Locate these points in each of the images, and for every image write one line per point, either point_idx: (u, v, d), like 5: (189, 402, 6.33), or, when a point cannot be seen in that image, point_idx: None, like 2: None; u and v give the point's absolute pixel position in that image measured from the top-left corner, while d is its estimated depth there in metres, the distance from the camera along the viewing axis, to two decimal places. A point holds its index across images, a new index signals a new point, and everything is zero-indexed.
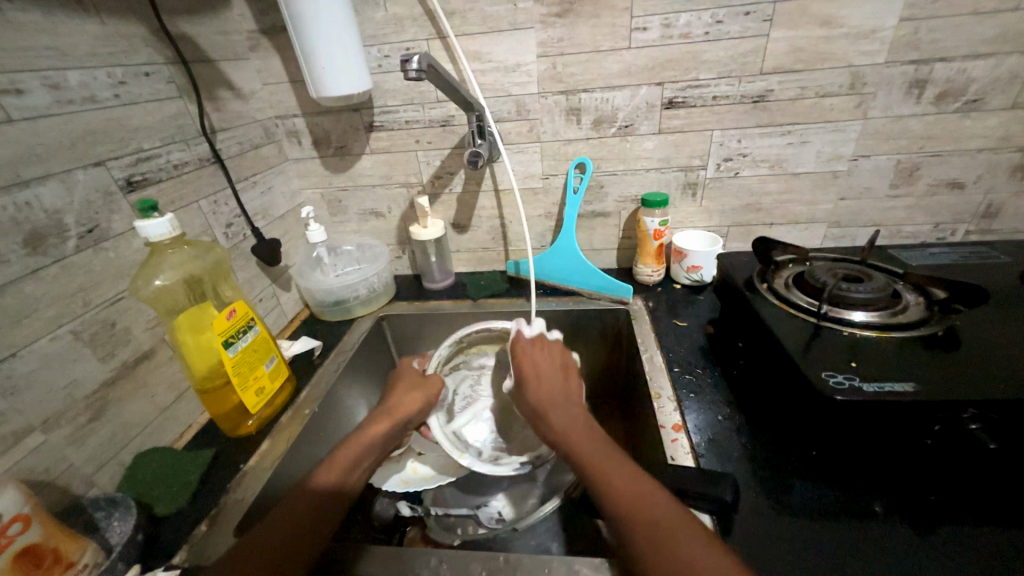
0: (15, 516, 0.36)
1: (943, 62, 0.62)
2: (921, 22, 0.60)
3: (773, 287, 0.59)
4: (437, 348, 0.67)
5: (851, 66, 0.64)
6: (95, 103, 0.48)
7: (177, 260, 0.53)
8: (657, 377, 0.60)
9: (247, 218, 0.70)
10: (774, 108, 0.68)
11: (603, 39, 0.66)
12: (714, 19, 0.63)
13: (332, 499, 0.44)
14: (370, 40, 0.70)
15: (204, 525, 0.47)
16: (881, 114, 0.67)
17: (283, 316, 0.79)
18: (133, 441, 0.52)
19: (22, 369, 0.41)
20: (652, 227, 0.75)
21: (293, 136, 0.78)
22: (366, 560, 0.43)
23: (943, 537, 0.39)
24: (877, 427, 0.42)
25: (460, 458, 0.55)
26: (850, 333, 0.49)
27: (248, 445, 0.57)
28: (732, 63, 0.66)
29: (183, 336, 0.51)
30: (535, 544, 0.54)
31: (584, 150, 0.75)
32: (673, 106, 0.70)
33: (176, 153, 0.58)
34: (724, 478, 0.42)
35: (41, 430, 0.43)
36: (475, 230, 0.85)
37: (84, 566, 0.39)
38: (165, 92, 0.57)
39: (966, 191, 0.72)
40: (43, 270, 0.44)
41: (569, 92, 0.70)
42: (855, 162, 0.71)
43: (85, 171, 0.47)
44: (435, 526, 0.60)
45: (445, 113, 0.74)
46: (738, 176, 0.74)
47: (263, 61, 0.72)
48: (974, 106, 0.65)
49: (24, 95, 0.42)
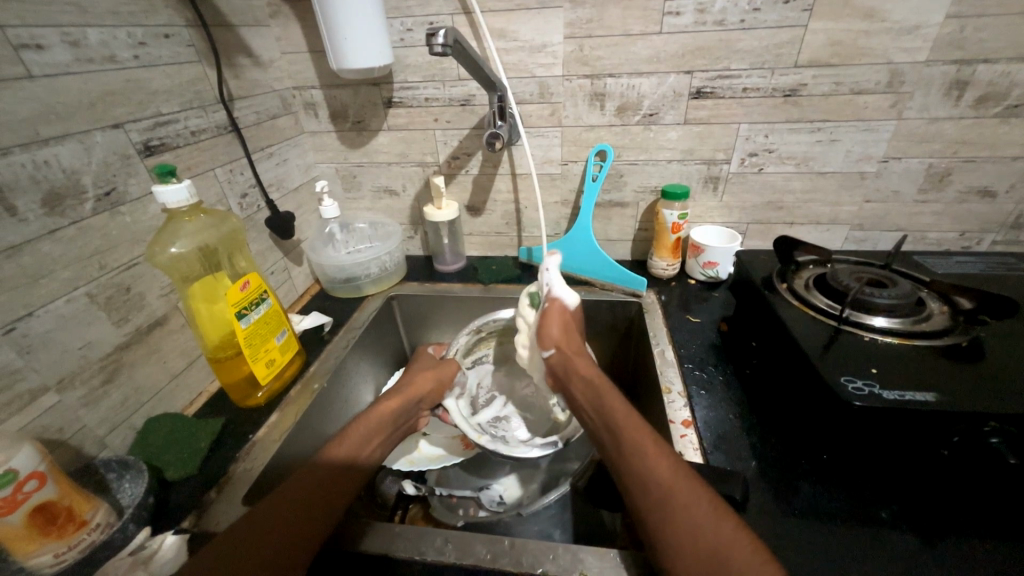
0: (32, 472, 0.36)
1: (986, 64, 0.60)
2: (968, 20, 0.58)
3: (793, 288, 0.58)
4: (455, 339, 0.68)
5: (891, 63, 0.62)
6: (115, 63, 0.47)
7: (192, 229, 0.52)
8: (667, 372, 0.59)
9: (262, 189, 0.69)
10: (805, 104, 0.66)
11: (633, 23, 0.64)
12: (750, 6, 0.60)
13: (346, 470, 0.44)
14: (394, 13, 0.68)
15: (213, 491, 0.48)
16: (917, 115, 0.65)
17: (293, 290, 0.79)
18: (145, 406, 0.52)
19: (38, 328, 0.42)
20: (670, 220, 0.74)
21: (309, 108, 0.77)
22: (374, 535, 0.44)
23: (950, 548, 0.39)
24: (894, 435, 0.41)
25: (478, 436, 0.56)
26: (871, 338, 0.48)
27: (258, 416, 0.57)
28: (766, 54, 0.63)
29: (196, 306, 0.52)
30: (538, 530, 0.53)
31: (606, 137, 0.73)
32: (701, 97, 0.68)
33: (193, 120, 0.57)
34: (734, 476, 0.42)
35: (56, 390, 0.43)
36: (489, 214, 0.84)
37: (96, 526, 0.40)
38: (184, 56, 0.56)
39: (997, 200, 0.70)
40: (61, 230, 0.43)
41: (594, 76, 0.68)
42: (884, 164, 0.69)
43: (103, 133, 0.47)
44: (438, 506, 0.61)
45: (466, 92, 0.72)
46: (763, 172, 0.73)
47: (283, 29, 0.71)
48: (1015, 112, 0.63)
49: (44, 51, 0.41)
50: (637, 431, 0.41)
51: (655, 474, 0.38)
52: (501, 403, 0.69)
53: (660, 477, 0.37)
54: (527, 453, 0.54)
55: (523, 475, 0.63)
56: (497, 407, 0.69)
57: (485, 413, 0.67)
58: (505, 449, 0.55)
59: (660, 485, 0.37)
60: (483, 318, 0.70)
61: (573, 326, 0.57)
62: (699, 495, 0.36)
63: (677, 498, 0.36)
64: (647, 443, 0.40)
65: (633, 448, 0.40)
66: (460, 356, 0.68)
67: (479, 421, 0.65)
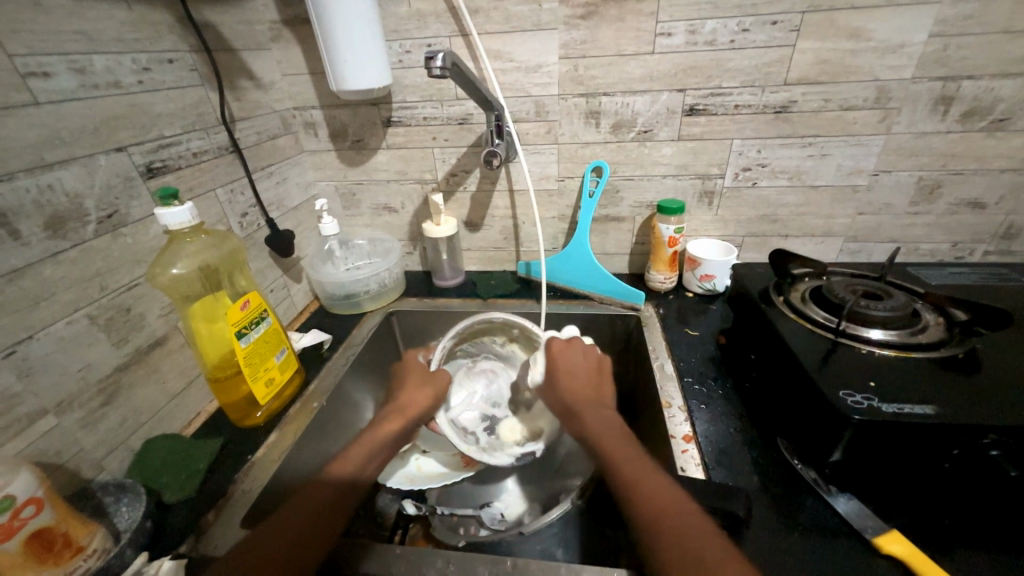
0: (28, 499, 0.36)
1: (970, 80, 0.62)
2: (951, 38, 0.59)
3: (790, 301, 0.58)
4: (442, 340, 0.62)
5: (877, 80, 0.63)
6: (119, 89, 0.48)
7: (194, 249, 0.53)
8: (667, 386, 0.59)
9: (262, 208, 0.70)
10: (796, 120, 0.68)
11: (626, 43, 0.65)
12: (739, 27, 0.62)
13: (347, 490, 0.45)
14: (392, 35, 0.69)
15: (211, 514, 0.47)
16: (905, 129, 0.66)
17: (292, 307, 0.79)
18: (143, 428, 0.52)
19: (38, 351, 0.42)
20: (667, 234, 0.75)
21: (310, 127, 0.78)
22: (373, 558, 0.44)
23: (960, 562, 0.39)
24: (897, 450, 0.41)
25: (467, 449, 0.54)
26: (867, 351, 0.49)
27: (257, 435, 0.57)
28: (756, 73, 0.65)
29: (197, 325, 0.52)
30: (540, 549, 0.50)
31: (601, 154, 0.74)
32: (694, 114, 0.69)
33: (195, 142, 0.58)
34: (737, 493, 0.42)
35: (55, 413, 0.43)
36: (487, 230, 0.85)
37: (93, 552, 0.39)
38: (188, 80, 0.57)
39: (987, 211, 0.71)
40: (63, 253, 0.44)
41: (589, 95, 0.70)
42: (875, 177, 0.70)
43: (107, 156, 0.47)
44: (439, 526, 0.59)
45: (464, 111, 0.73)
46: (756, 186, 0.74)
47: (284, 52, 0.72)
48: (1000, 126, 0.64)
49: (51, 78, 0.42)
50: (640, 468, 0.43)
51: (660, 514, 0.38)
52: (471, 390, 0.66)
53: (665, 514, 0.38)
54: (506, 460, 0.55)
55: (523, 494, 0.63)
56: (466, 396, 0.65)
57: (457, 407, 0.64)
58: (492, 457, 0.55)
59: (668, 519, 0.38)
60: (467, 322, 0.63)
61: (585, 361, 0.54)
62: (699, 524, 0.37)
63: (670, 528, 0.37)
64: (643, 478, 0.41)
65: (641, 488, 0.40)
66: (443, 357, 0.64)
67: (454, 419, 0.62)
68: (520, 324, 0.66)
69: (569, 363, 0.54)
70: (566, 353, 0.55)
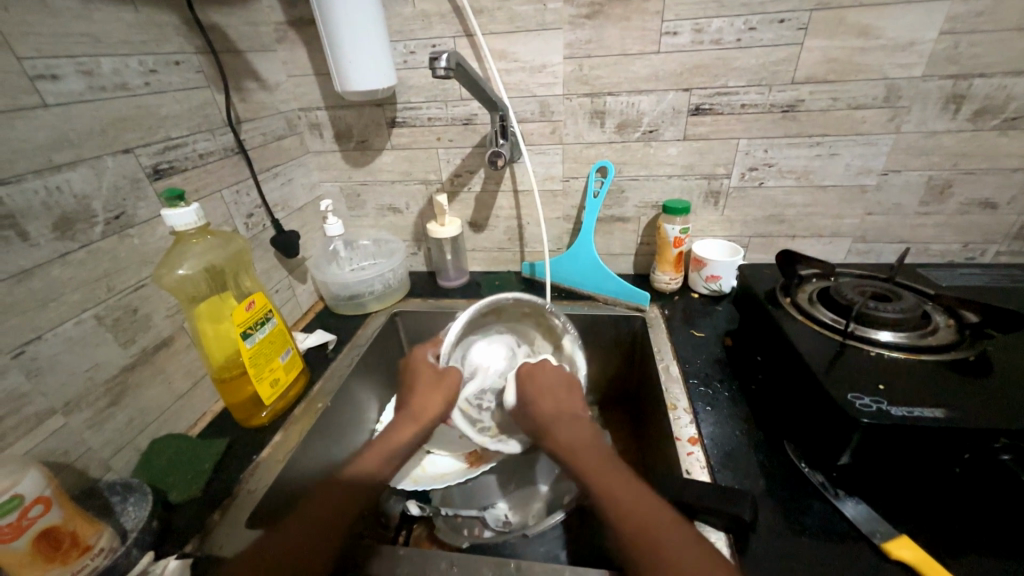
0: (37, 498, 0.36)
1: (982, 78, 0.61)
2: (962, 36, 0.59)
3: (797, 302, 0.57)
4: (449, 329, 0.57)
5: (886, 79, 0.62)
6: (126, 90, 0.49)
7: (200, 250, 0.53)
8: (672, 388, 0.59)
9: (267, 209, 0.70)
10: (803, 119, 0.67)
11: (631, 42, 0.65)
12: (746, 25, 0.62)
13: (357, 492, 0.45)
14: (396, 36, 0.69)
15: (216, 514, 0.48)
16: (915, 128, 0.65)
17: (297, 307, 0.80)
18: (149, 428, 0.52)
19: (46, 352, 0.42)
20: (672, 234, 0.74)
21: (315, 128, 0.78)
22: (376, 559, 0.43)
23: (972, 567, 0.38)
24: (907, 453, 0.40)
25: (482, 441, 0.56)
26: (876, 353, 0.48)
27: (262, 435, 0.57)
28: (763, 72, 0.64)
29: (202, 326, 0.52)
30: (544, 552, 0.51)
31: (606, 154, 0.74)
32: (700, 113, 0.68)
33: (202, 143, 0.58)
34: (744, 497, 0.41)
35: (63, 413, 0.43)
36: (492, 230, 0.85)
37: (100, 551, 0.40)
38: (194, 81, 0.57)
39: (999, 211, 0.70)
40: (71, 254, 0.44)
41: (594, 95, 0.69)
42: (885, 177, 0.70)
43: (114, 157, 0.48)
44: (443, 527, 0.59)
45: (468, 111, 0.73)
46: (763, 186, 0.73)
47: (289, 53, 0.72)
48: (1013, 124, 0.63)
49: (59, 80, 0.43)
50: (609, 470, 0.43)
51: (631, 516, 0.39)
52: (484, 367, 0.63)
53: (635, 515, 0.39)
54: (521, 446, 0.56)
55: (527, 495, 0.63)
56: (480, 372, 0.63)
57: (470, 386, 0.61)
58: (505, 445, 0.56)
59: (642, 528, 0.38)
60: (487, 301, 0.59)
61: (558, 379, 0.54)
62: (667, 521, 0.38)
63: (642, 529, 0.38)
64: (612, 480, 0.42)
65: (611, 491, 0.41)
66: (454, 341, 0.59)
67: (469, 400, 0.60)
68: (529, 302, 0.63)
69: (537, 381, 0.54)
70: (536, 373, 0.55)
